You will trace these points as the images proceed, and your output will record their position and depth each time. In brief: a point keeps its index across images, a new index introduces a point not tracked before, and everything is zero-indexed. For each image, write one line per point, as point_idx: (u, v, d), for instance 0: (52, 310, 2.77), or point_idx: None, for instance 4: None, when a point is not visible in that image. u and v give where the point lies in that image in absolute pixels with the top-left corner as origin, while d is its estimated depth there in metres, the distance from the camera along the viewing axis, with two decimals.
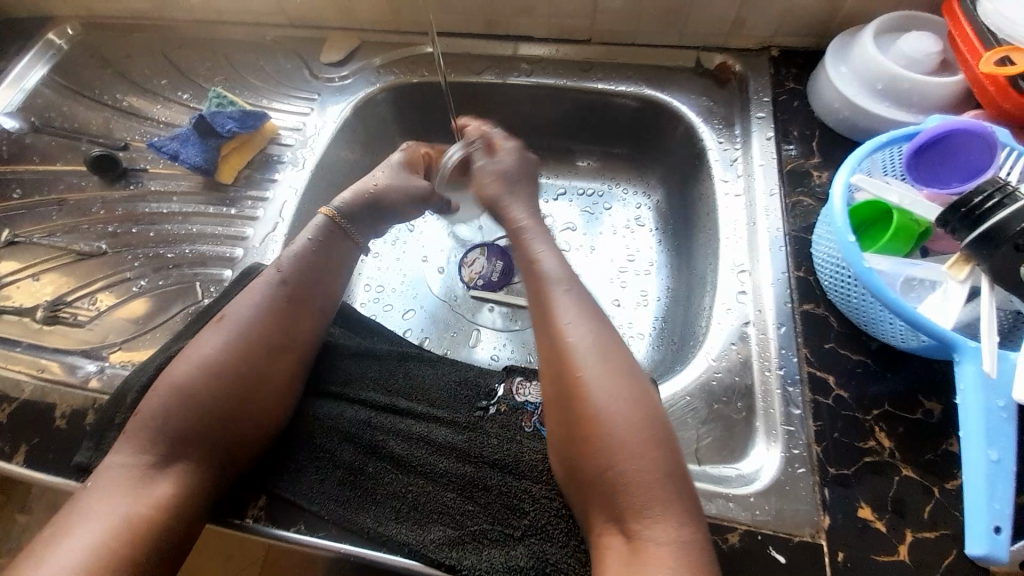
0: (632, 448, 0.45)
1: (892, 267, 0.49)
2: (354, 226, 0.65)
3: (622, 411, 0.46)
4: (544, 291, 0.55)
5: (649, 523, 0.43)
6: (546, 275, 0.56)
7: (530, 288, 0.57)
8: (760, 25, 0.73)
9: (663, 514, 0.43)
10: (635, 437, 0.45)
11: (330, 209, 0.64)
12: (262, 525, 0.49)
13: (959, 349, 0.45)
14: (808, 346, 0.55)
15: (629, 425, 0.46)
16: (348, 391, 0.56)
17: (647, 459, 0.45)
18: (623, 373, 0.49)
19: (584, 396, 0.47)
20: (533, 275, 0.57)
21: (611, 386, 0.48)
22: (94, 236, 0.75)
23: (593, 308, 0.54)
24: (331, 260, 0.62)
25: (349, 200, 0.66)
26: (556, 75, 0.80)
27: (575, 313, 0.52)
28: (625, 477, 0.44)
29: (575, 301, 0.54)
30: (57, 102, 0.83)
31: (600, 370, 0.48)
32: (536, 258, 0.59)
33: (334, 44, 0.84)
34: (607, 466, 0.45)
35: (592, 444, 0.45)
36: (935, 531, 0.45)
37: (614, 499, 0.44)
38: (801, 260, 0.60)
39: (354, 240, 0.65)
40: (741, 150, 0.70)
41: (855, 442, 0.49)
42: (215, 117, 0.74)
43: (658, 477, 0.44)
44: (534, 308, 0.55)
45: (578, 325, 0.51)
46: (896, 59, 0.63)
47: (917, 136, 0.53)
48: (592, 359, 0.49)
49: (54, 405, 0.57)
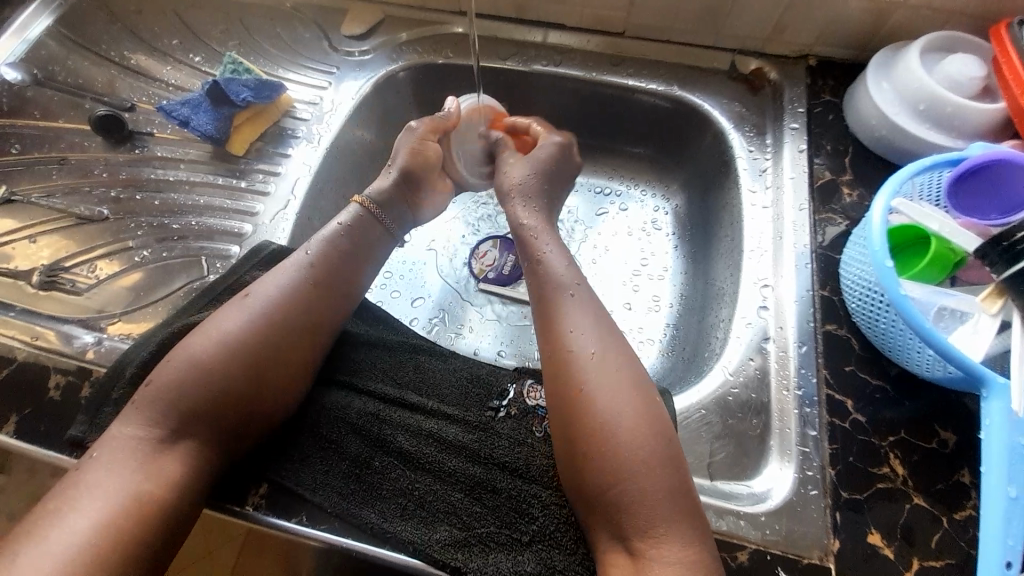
0: (637, 466, 0.45)
1: (925, 295, 0.48)
2: (386, 215, 0.63)
3: (631, 427, 0.46)
4: (554, 296, 0.55)
5: (655, 542, 0.43)
6: (555, 281, 0.56)
7: (536, 292, 0.57)
8: (799, 33, 0.71)
9: (671, 536, 0.43)
10: (643, 455, 0.45)
11: (362, 197, 0.62)
12: (263, 512, 0.48)
13: (987, 384, 0.44)
14: (828, 367, 0.54)
15: (637, 440, 0.46)
16: (357, 381, 0.55)
17: (654, 477, 0.45)
18: (635, 386, 0.48)
19: (593, 410, 0.47)
20: (546, 274, 0.57)
21: (616, 399, 0.47)
22: (95, 200, 0.72)
23: (603, 316, 0.53)
24: (360, 247, 0.60)
25: (384, 188, 0.64)
26: (585, 68, 0.77)
27: (584, 320, 0.52)
28: (633, 496, 0.44)
29: (588, 305, 0.54)
30: (61, 55, 0.78)
31: (608, 381, 0.48)
32: (547, 257, 0.59)
33: (356, 17, 0.81)
34: (614, 484, 0.45)
35: (600, 463, 0.45)
36: (941, 562, 0.45)
37: (616, 524, 0.44)
38: (826, 279, 0.59)
39: (387, 228, 0.63)
40: (770, 160, 0.68)
41: (869, 468, 0.49)
42: (229, 84, 0.71)
43: (666, 497, 0.44)
44: (542, 315, 0.55)
45: (586, 335, 0.51)
46: (939, 80, 0.61)
47: (960, 163, 0.51)
48: (601, 370, 0.49)
49: (49, 375, 0.54)
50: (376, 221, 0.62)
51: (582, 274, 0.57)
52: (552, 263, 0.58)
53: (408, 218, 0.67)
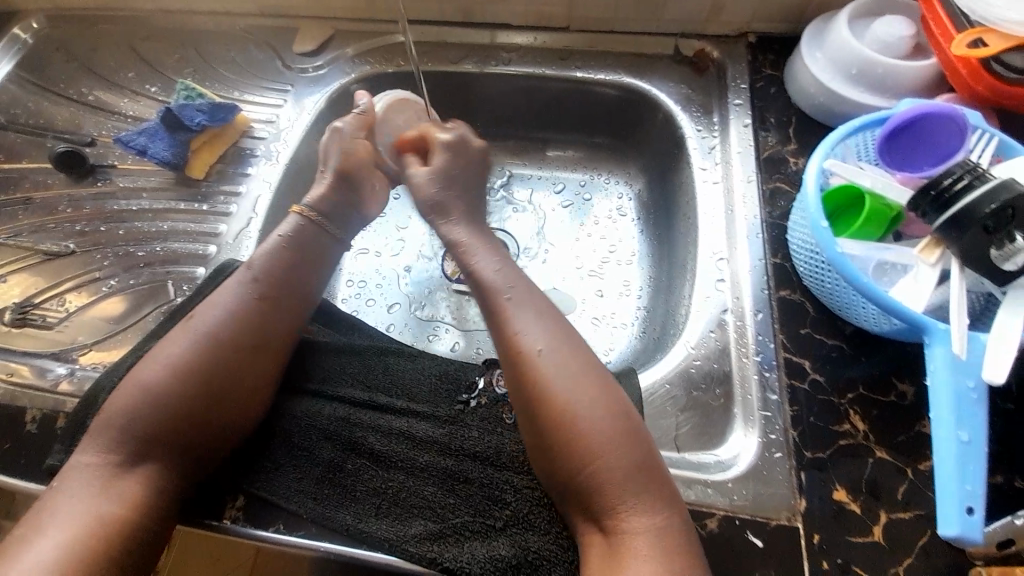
0: (601, 446, 0.45)
1: (863, 252, 0.49)
2: (328, 220, 0.63)
3: (590, 410, 0.47)
4: (492, 304, 0.54)
5: (626, 515, 0.44)
6: (492, 287, 0.55)
7: (480, 303, 0.55)
8: (736, 12, 0.73)
9: (637, 506, 0.44)
10: (604, 435, 0.46)
11: (301, 207, 0.62)
12: (240, 524, 0.49)
13: (929, 332, 0.45)
14: (784, 332, 0.55)
15: (597, 422, 0.46)
16: (328, 388, 0.55)
17: (618, 453, 0.45)
18: (590, 371, 0.49)
19: (551, 400, 0.47)
20: (482, 285, 0.56)
21: (574, 383, 0.48)
22: (61, 235, 0.73)
23: (547, 312, 0.53)
24: (303, 255, 0.59)
25: (321, 194, 0.63)
26: (535, 64, 0.79)
27: (528, 319, 0.52)
28: (599, 474, 0.45)
29: (529, 305, 0.53)
30: (22, 98, 0.81)
31: (562, 370, 0.49)
32: (479, 267, 0.57)
33: (307, 34, 0.82)
34: (580, 466, 0.45)
35: (564, 449, 0.46)
36: (908, 512, 0.46)
37: (588, 500, 0.45)
38: (778, 247, 0.60)
39: (332, 234, 0.62)
40: (719, 137, 0.70)
41: (831, 426, 0.50)
42: (182, 110, 0.73)
43: (631, 471, 0.45)
44: (489, 323, 0.54)
45: (532, 332, 0.51)
46: (870, 45, 0.63)
47: (888, 120, 0.53)
48: (554, 361, 0.49)
49: (23, 410, 0.55)
50: (318, 228, 0.61)
51: (514, 277, 0.56)
52: (484, 272, 0.56)
53: (354, 218, 0.66)
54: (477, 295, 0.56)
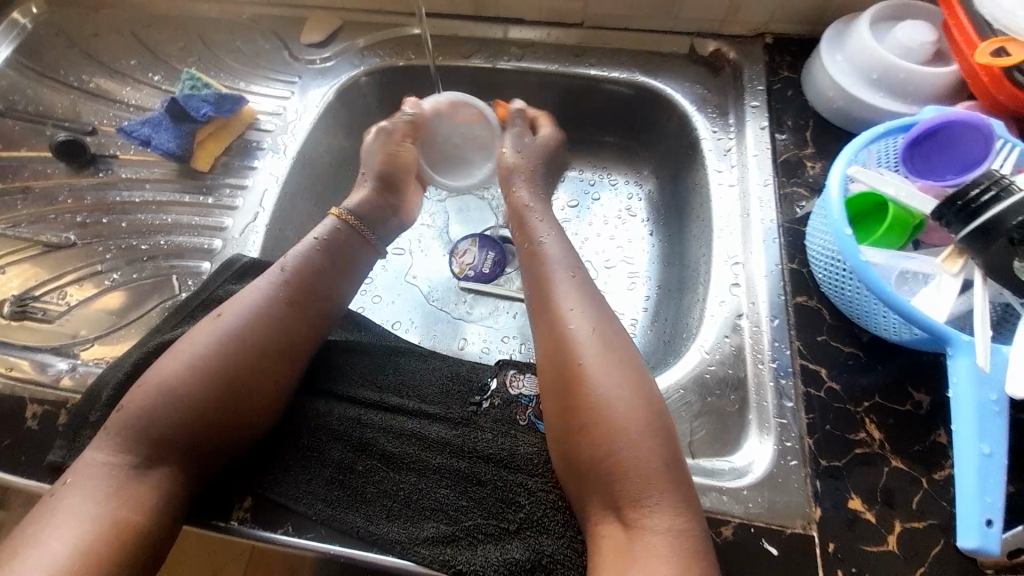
0: (634, 439, 0.46)
1: (887, 260, 0.49)
2: (366, 227, 0.64)
3: (625, 401, 0.47)
4: (546, 285, 0.56)
5: (647, 511, 0.44)
6: (551, 271, 0.58)
7: (532, 283, 0.58)
8: (754, 12, 0.71)
9: (661, 503, 0.44)
10: (632, 426, 0.46)
11: (340, 210, 0.63)
12: (247, 527, 0.48)
13: (951, 342, 0.45)
14: (801, 339, 0.54)
15: (624, 415, 0.46)
16: (337, 388, 0.54)
17: (644, 447, 0.45)
18: (627, 365, 0.49)
19: (584, 388, 0.48)
20: (545, 259, 0.59)
21: (613, 375, 0.48)
22: (61, 226, 0.71)
23: (598, 301, 0.55)
24: (336, 258, 0.60)
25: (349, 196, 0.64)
26: (547, 61, 0.77)
27: (579, 306, 0.53)
28: (623, 466, 0.45)
29: (581, 293, 0.55)
30: (20, 83, 0.79)
31: (603, 359, 0.49)
32: (541, 243, 0.60)
33: (315, 24, 0.81)
34: (606, 457, 0.45)
35: (594, 440, 0.46)
36: (923, 522, 0.46)
37: (612, 492, 0.45)
38: (794, 252, 0.59)
39: (369, 240, 0.63)
40: (734, 139, 0.69)
41: (846, 434, 0.50)
42: (189, 101, 0.71)
43: (660, 467, 0.45)
44: (538, 297, 0.57)
45: (582, 320, 0.52)
46: (892, 47, 0.62)
47: (912, 127, 0.53)
48: (597, 349, 0.50)
49: (24, 406, 0.53)
50: (356, 233, 0.62)
51: (572, 264, 0.58)
52: (547, 249, 0.60)
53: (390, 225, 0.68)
54: (531, 278, 0.58)
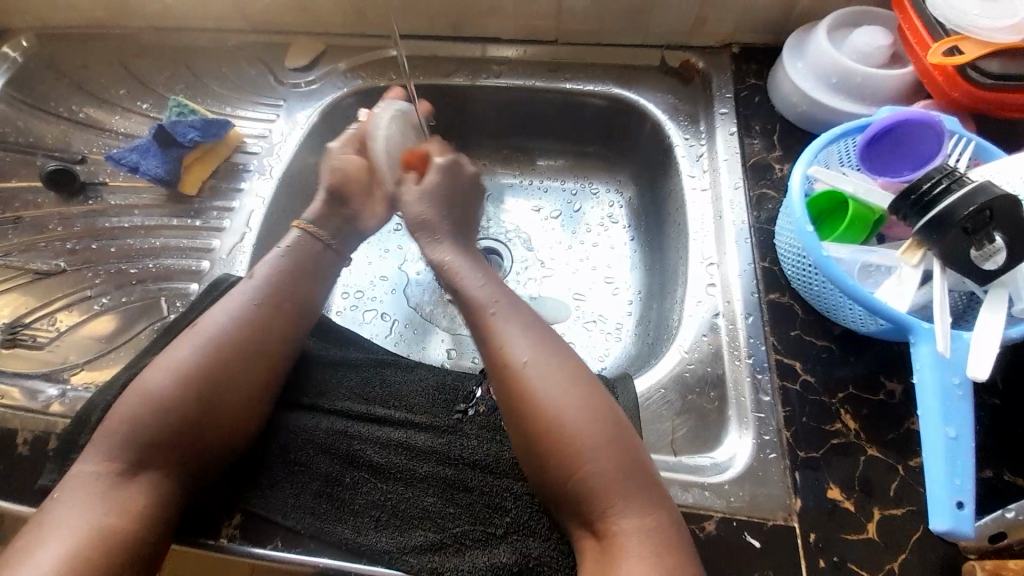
0: (590, 452, 0.46)
1: (850, 254, 0.51)
2: (327, 234, 0.64)
3: (576, 418, 0.47)
4: (481, 316, 0.54)
5: (616, 518, 0.44)
6: (478, 302, 0.56)
7: (466, 317, 0.56)
8: (719, 23, 0.75)
9: (628, 508, 0.44)
10: (596, 442, 0.46)
11: (302, 222, 0.63)
12: (238, 543, 0.48)
13: (914, 331, 0.47)
14: (776, 335, 0.56)
15: (584, 433, 0.46)
16: (323, 402, 0.55)
17: (608, 460, 0.46)
18: (574, 380, 0.49)
19: (536, 411, 0.48)
20: (486, 289, 0.56)
21: (559, 394, 0.48)
22: (52, 254, 0.72)
23: (534, 324, 0.54)
24: (303, 268, 0.60)
25: (329, 211, 0.65)
26: (524, 76, 0.80)
27: (516, 331, 0.52)
28: (592, 480, 0.45)
29: (516, 319, 0.53)
30: (11, 116, 0.81)
31: (548, 381, 0.49)
32: (464, 283, 0.57)
33: (298, 50, 0.83)
34: (573, 474, 0.46)
35: (552, 458, 0.46)
36: (901, 509, 0.47)
37: (580, 504, 0.45)
38: (766, 251, 0.61)
39: (333, 249, 0.64)
40: (705, 145, 0.72)
41: (823, 426, 0.51)
42: (176, 127, 0.73)
43: (621, 473, 0.45)
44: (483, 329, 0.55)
45: (521, 343, 0.51)
46: (849, 53, 0.65)
47: (869, 127, 0.56)
48: (540, 371, 0.49)
49: (16, 431, 0.54)
50: (316, 241, 0.62)
51: (498, 292, 0.56)
52: (477, 280, 0.57)
53: (353, 235, 0.67)
54: (463, 312, 0.56)
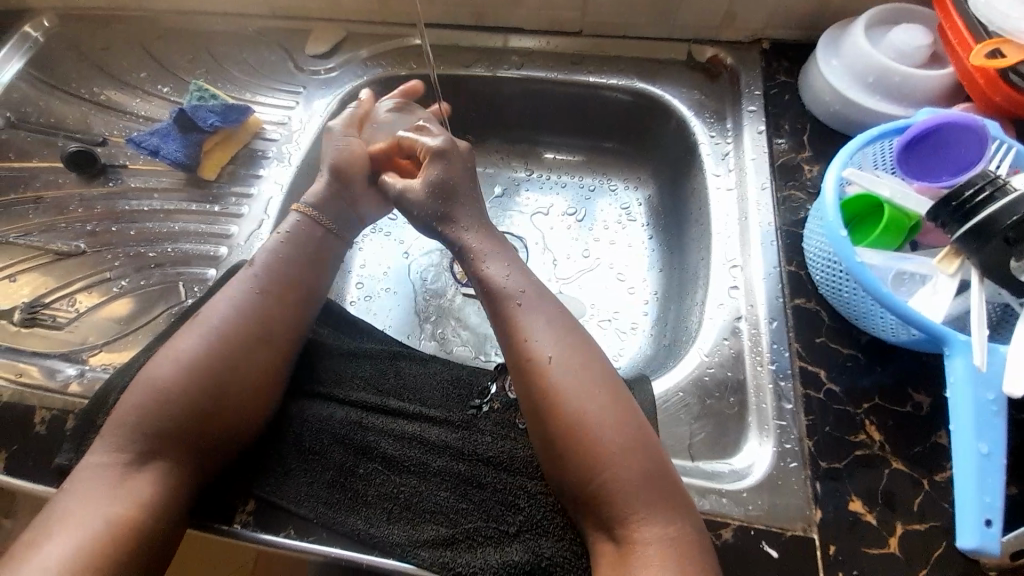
0: (614, 456, 0.45)
1: (883, 261, 0.49)
2: (326, 217, 0.63)
3: (601, 420, 0.46)
4: (507, 306, 0.54)
5: (638, 525, 0.43)
6: (504, 294, 0.55)
7: (489, 309, 0.55)
8: (751, 18, 0.72)
9: (650, 514, 0.44)
10: (618, 445, 0.45)
11: (301, 205, 0.63)
12: (250, 529, 0.48)
13: (949, 343, 0.45)
14: (799, 341, 0.55)
15: (610, 434, 0.46)
16: (338, 393, 0.55)
17: (633, 459, 0.45)
18: (600, 382, 0.48)
19: (561, 411, 0.47)
20: (505, 286, 0.55)
21: (584, 395, 0.47)
22: (71, 235, 0.73)
23: (562, 318, 0.53)
24: (308, 252, 0.60)
25: (344, 198, 0.64)
26: (546, 69, 0.79)
27: (542, 325, 0.52)
28: (615, 484, 0.44)
29: (540, 311, 0.53)
30: (34, 96, 0.81)
31: (574, 379, 0.48)
32: (488, 272, 0.57)
33: (319, 36, 0.82)
34: (594, 476, 0.45)
35: (575, 458, 0.45)
36: (926, 525, 0.46)
37: (600, 509, 0.45)
38: (792, 255, 0.60)
39: (332, 232, 0.63)
40: (731, 144, 0.70)
41: (846, 436, 0.50)
42: (196, 112, 0.73)
43: (644, 480, 0.44)
44: (499, 329, 0.54)
45: (546, 338, 0.51)
46: (886, 51, 0.63)
47: (907, 129, 0.54)
48: (566, 368, 0.49)
49: (34, 410, 0.54)
50: (317, 225, 0.62)
51: (525, 281, 0.56)
52: (492, 277, 0.56)
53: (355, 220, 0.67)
54: (487, 305, 0.56)
